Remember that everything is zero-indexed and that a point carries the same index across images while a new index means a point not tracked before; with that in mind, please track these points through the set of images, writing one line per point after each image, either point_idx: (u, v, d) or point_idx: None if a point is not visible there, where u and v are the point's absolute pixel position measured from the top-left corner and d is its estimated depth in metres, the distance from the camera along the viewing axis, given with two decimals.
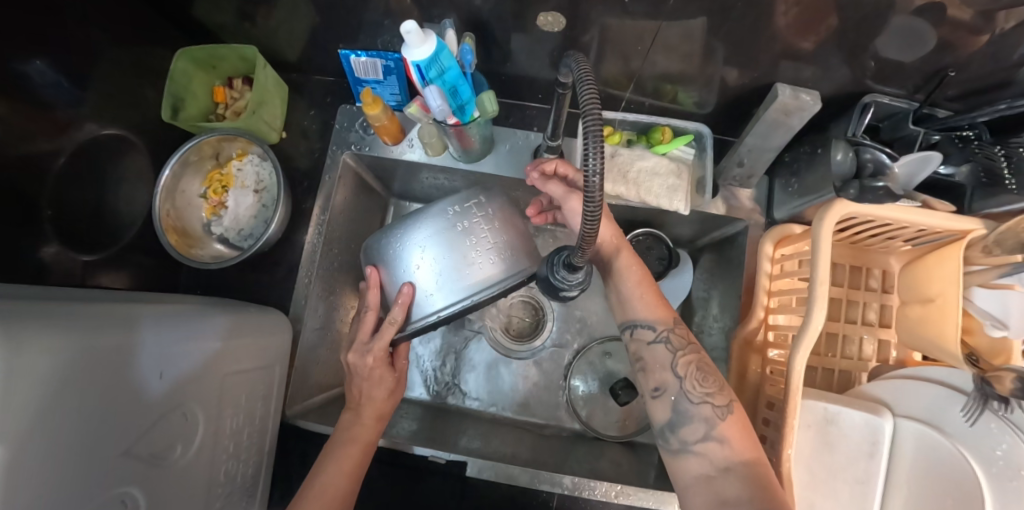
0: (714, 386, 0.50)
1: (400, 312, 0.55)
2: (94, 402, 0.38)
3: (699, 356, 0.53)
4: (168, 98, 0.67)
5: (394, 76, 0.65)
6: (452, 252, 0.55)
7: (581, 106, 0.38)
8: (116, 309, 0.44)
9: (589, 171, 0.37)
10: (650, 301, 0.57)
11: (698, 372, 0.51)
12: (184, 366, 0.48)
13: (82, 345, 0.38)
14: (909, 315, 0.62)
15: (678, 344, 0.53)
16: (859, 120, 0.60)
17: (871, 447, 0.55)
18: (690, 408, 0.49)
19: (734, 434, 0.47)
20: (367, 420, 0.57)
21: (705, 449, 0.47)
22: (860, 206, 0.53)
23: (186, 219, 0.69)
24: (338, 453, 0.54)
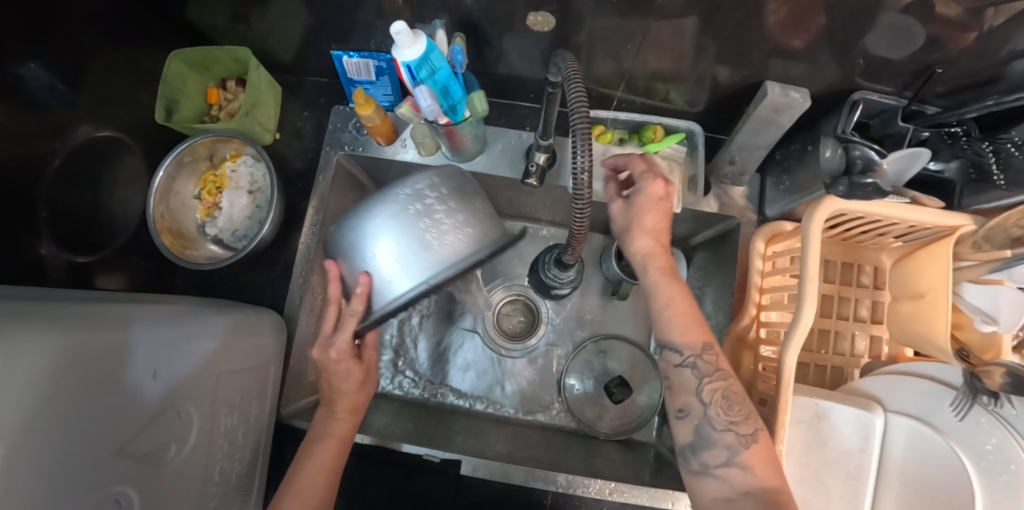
0: (739, 414, 0.47)
1: (360, 302, 0.52)
2: (86, 400, 0.39)
3: (727, 382, 0.48)
4: (162, 100, 0.67)
5: (387, 76, 0.65)
6: (409, 237, 0.51)
7: (569, 105, 0.39)
8: (109, 310, 0.44)
9: (577, 168, 0.39)
10: (683, 317, 0.51)
11: (723, 398, 0.48)
12: (179, 365, 0.49)
13: (74, 344, 0.38)
14: (900, 311, 0.62)
15: (706, 369, 0.49)
16: (848, 116, 0.61)
17: (862, 443, 0.55)
18: (713, 435, 0.47)
19: (757, 461, 0.45)
20: (340, 414, 0.57)
21: (726, 474, 0.45)
22: (849, 202, 0.53)
23: (180, 220, 0.69)
24: (314, 450, 0.54)
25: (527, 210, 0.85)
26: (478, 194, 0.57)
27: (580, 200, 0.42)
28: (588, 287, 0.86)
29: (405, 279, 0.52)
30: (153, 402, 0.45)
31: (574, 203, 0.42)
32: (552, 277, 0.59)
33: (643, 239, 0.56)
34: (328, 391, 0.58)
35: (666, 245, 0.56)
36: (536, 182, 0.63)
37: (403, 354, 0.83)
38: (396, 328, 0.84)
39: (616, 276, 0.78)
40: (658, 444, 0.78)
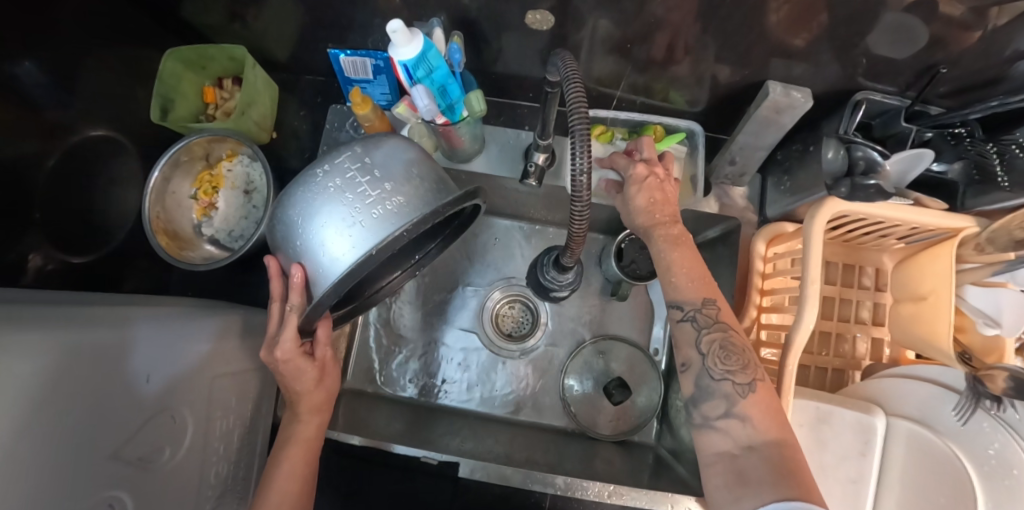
0: (738, 364, 0.43)
1: (298, 296, 0.43)
2: (82, 403, 0.38)
3: (727, 333, 0.45)
4: (156, 99, 0.66)
5: (384, 75, 0.64)
6: (336, 218, 0.41)
7: (568, 106, 0.38)
8: (103, 312, 0.44)
9: (576, 170, 0.38)
10: (686, 267, 0.48)
11: (720, 349, 0.44)
12: (175, 367, 0.48)
13: (67, 346, 0.37)
14: (902, 314, 0.61)
15: (706, 322, 0.45)
16: (851, 117, 0.60)
17: (863, 446, 0.55)
18: (712, 386, 0.43)
19: (758, 412, 0.40)
20: (303, 416, 0.51)
21: (727, 427, 0.41)
22: (851, 204, 0.52)
23: (176, 220, 0.69)
24: (282, 456, 0.50)
25: (525, 210, 0.84)
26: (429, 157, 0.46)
27: (578, 201, 0.41)
28: (587, 288, 0.86)
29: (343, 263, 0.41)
30: (149, 405, 0.45)
31: (573, 205, 0.41)
32: (550, 278, 0.58)
33: (649, 217, 0.52)
34: (288, 391, 0.51)
35: (676, 217, 0.52)
36: (535, 182, 0.64)
37: (401, 355, 0.83)
38: (394, 328, 0.83)
39: (615, 278, 0.77)
40: (657, 446, 0.79)
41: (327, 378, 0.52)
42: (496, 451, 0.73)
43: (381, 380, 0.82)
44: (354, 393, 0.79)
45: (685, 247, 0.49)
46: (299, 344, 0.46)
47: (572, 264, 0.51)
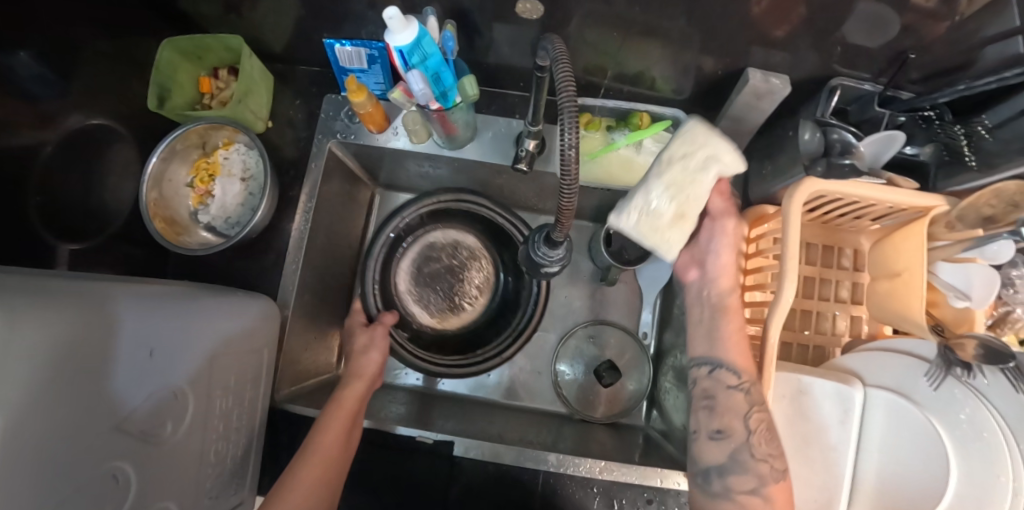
0: (775, 448, 0.53)
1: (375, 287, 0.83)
2: (73, 383, 0.38)
3: (770, 417, 0.53)
4: (154, 88, 0.68)
5: (378, 65, 0.66)
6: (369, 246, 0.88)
7: (557, 91, 0.39)
8: (81, 286, 0.42)
9: (564, 143, 0.39)
10: (739, 345, 0.57)
11: (767, 430, 0.53)
12: (166, 344, 0.48)
13: (57, 324, 0.37)
14: (878, 291, 0.64)
15: (757, 398, 0.54)
16: (827, 101, 0.63)
17: (843, 415, 0.56)
18: (749, 462, 0.52)
19: (779, 495, 0.51)
20: (356, 381, 0.66)
21: (746, 500, 0.51)
22: (828, 183, 0.54)
23: (173, 207, 0.70)
24: (328, 422, 0.58)
25: (519, 200, 0.86)
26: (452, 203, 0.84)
27: (567, 178, 0.41)
28: (577, 276, 0.88)
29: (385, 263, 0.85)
30: (144, 380, 0.45)
31: (561, 189, 0.42)
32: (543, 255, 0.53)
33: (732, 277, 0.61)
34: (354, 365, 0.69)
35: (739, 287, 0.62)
36: (526, 167, 0.66)
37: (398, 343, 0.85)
38: None
39: (606, 263, 0.80)
40: (647, 428, 0.82)
41: (371, 349, 0.72)
42: (492, 432, 0.73)
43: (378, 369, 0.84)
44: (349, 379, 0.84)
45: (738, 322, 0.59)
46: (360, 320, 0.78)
47: (562, 239, 0.51)
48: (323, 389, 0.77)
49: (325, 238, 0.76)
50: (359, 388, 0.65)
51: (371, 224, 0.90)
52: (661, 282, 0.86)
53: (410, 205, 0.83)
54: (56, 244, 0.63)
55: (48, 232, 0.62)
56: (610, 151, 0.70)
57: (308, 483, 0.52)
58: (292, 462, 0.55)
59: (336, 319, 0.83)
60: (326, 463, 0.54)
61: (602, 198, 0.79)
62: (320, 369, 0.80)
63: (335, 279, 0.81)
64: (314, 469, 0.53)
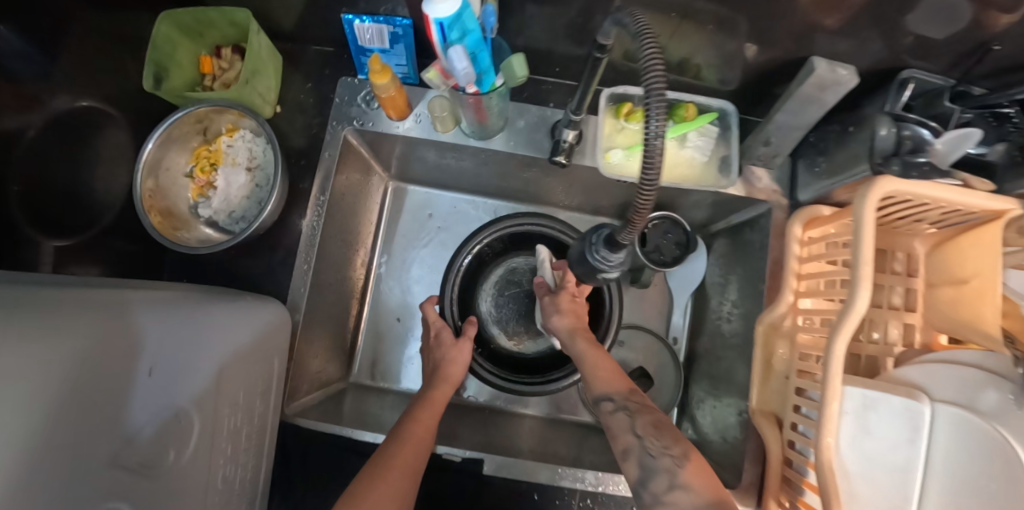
0: (670, 439, 0.52)
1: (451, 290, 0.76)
2: (78, 404, 0.33)
3: (653, 416, 0.55)
4: (150, 66, 0.61)
5: (402, 44, 0.60)
6: (426, 253, 0.83)
7: (642, 77, 0.32)
8: (97, 293, 0.39)
9: (649, 133, 0.32)
10: (603, 369, 0.61)
11: (653, 428, 0.53)
12: (174, 361, 0.42)
13: (63, 339, 0.33)
14: (940, 298, 0.61)
15: (635, 408, 0.56)
16: (897, 95, 0.55)
17: (911, 432, 0.52)
18: (652, 463, 0.50)
19: (696, 480, 0.48)
20: (443, 380, 0.68)
21: (674, 499, 0.48)
22: (904, 183, 0.49)
23: (171, 198, 0.64)
24: (420, 410, 0.62)
25: (544, 195, 0.80)
26: (534, 217, 0.77)
27: (649, 174, 0.34)
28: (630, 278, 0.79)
29: (461, 282, 0.78)
30: (148, 400, 0.39)
31: (639, 190, 0.35)
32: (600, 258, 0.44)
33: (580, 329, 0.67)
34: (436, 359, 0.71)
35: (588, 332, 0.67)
36: (565, 160, 0.61)
37: (414, 347, 0.80)
38: (405, 322, 0.81)
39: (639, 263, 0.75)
40: None
41: (461, 357, 0.70)
42: (520, 448, 0.68)
43: (394, 375, 0.79)
44: (362, 387, 0.78)
45: (599, 353, 0.63)
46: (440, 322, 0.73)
47: (629, 242, 0.41)
48: (335, 399, 0.71)
49: (337, 234, 0.70)
50: (449, 390, 0.67)
51: (382, 219, 0.84)
52: (691, 286, 0.83)
53: (486, 229, 0.76)
54: (41, 241, 0.57)
55: (34, 229, 0.57)
56: None
57: (404, 459, 0.54)
58: (386, 442, 0.56)
59: (347, 323, 0.77)
60: (419, 445, 0.56)
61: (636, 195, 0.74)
62: (333, 377, 0.74)
63: (346, 279, 0.75)
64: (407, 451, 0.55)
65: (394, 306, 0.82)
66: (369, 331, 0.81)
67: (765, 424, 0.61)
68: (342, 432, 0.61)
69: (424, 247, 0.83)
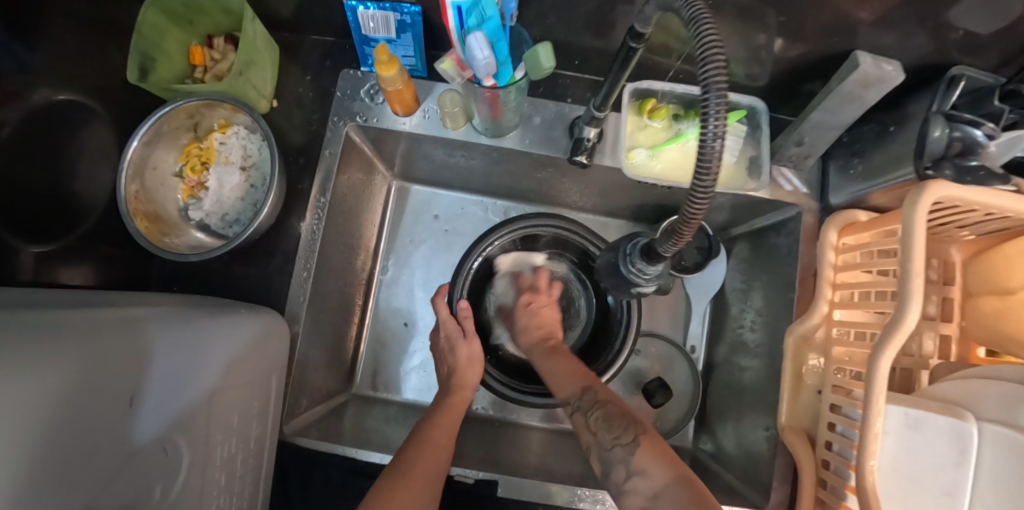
0: (620, 428, 0.51)
1: (461, 287, 0.71)
2: (77, 428, 0.31)
3: (606, 407, 0.54)
4: (135, 56, 0.56)
5: (410, 33, 0.55)
6: (423, 255, 0.78)
7: (699, 66, 0.28)
8: (110, 313, 0.38)
9: (706, 134, 0.29)
10: (556, 369, 0.61)
11: (603, 422, 0.52)
12: (174, 385, 0.40)
13: (71, 359, 0.32)
14: (982, 308, 0.57)
15: (588, 403, 0.55)
16: (946, 94, 0.50)
17: (959, 455, 0.48)
18: (610, 456, 0.49)
19: (650, 462, 0.47)
20: (457, 387, 0.64)
21: (634, 486, 0.46)
22: (960, 191, 0.45)
23: (158, 201, 0.59)
24: (435, 417, 0.58)
25: (557, 195, 0.75)
26: (549, 218, 0.71)
27: (703, 178, 0.30)
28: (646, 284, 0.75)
29: (473, 277, 0.73)
30: (144, 427, 0.37)
31: (690, 197, 0.31)
32: (635, 270, 0.46)
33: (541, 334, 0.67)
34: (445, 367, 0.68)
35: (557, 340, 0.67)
36: (586, 160, 0.57)
37: (418, 355, 0.76)
38: (409, 329, 0.77)
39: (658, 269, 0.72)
40: (695, 450, 0.77)
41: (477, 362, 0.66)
42: (534, 466, 0.64)
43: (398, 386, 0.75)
44: (365, 399, 0.74)
45: (560, 356, 0.63)
46: (454, 321, 0.68)
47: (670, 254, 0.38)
48: (337, 412, 0.67)
49: (338, 238, 0.66)
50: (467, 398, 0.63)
51: (386, 221, 0.79)
52: (710, 291, 0.80)
53: (500, 229, 0.71)
54: (21, 247, 0.57)
55: (10, 235, 0.57)
56: (674, 145, 0.59)
57: (426, 470, 0.50)
58: (405, 446, 0.54)
59: (348, 331, 0.73)
60: (438, 456, 0.52)
61: (655, 197, 0.70)
62: (334, 389, 0.70)
63: (348, 285, 0.71)
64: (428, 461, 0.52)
65: (399, 313, 0.77)
66: (372, 339, 0.76)
67: (796, 441, 0.57)
68: (345, 452, 0.56)
69: (428, 249, 0.78)
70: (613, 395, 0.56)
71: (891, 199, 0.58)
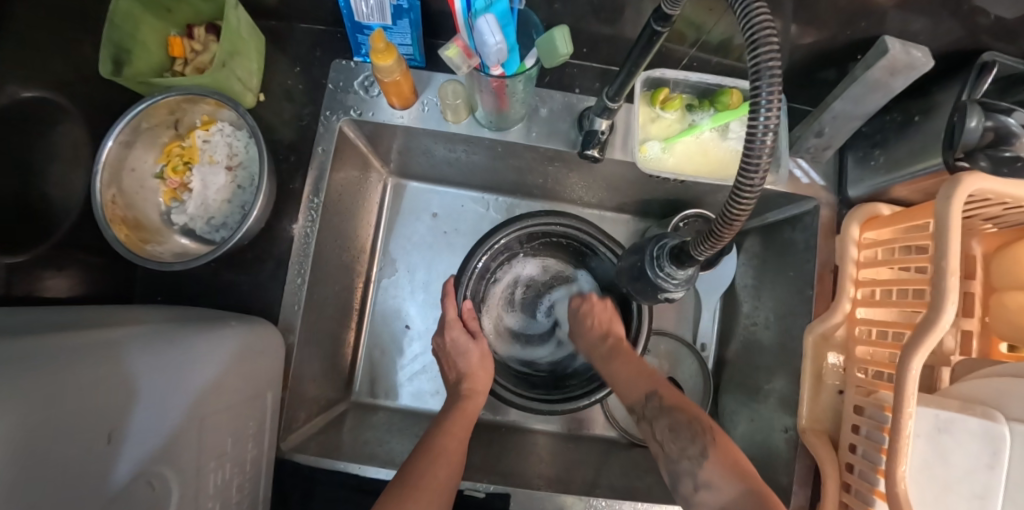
0: (687, 436, 0.48)
1: (465, 288, 0.67)
2: (52, 466, 0.28)
3: (672, 415, 0.51)
4: (108, 48, 0.52)
5: (406, 19, 0.51)
6: (417, 260, 0.74)
7: (748, 51, 0.26)
8: (84, 337, 0.35)
9: (754, 128, 0.26)
10: (624, 372, 0.58)
11: (669, 431, 0.50)
12: (157, 412, 0.37)
13: (43, 391, 0.29)
14: (1005, 304, 0.53)
15: (654, 410, 0.53)
16: (977, 82, 0.47)
17: (991, 458, 0.45)
18: (682, 469, 0.47)
19: (720, 474, 0.44)
20: (466, 392, 0.61)
21: (703, 498, 0.44)
22: (991, 182, 0.43)
23: (138, 206, 0.55)
24: (447, 424, 0.56)
25: (561, 191, 0.72)
26: (555, 214, 0.67)
27: (749, 175, 0.28)
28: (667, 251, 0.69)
29: (478, 277, 0.69)
30: (124, 459, 0.34)
31: (735, 195, 0.29)
32: (664, 274, 0.45)
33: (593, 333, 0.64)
34: (448, 372, 0.65)
35: (617, 333, 0.63)
36: (598, 154, 0.54)
37: (419, 360, 0.73)
38: (408, 332, 0.73)
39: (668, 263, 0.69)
40: None
41: (488, 360, 0.64)
42: (546, 474, 0.61)
43: (400, 393, 0.72)
44: (364, 406, 0.71)
45: (623, 353, 0.60)
46: (460, 322, 0.65)
47: (707, 255, 0.36)
48: (337, 423, 0.64)
49: (334, 241, 0.62)
50: (480, 401, 0.61)
51: (382, 220, 0.75)
52: (722, 286, 0.77)
53: (506, 227, 0.66)
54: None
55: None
56: (688, 136, 0.57)
57: (437, 485, 0.47)
58: (413, 456, 0.51)
59: (346, 337, 0.69)
60: (449, 465, 0.50)
61: (665, 192, 0.67)
62: (333, 397, 0.67)
63: (346, 289, 0.67)
64: (444, 469, 0.49)
65: (399, 316, 0.74)
66: (370, 343, 0.73)
67: (818, 446, 0.54)
68: (347, 468, 0.54)
69: (428, 249, 0.75)
70: (681, 400, 0.53)
71: (914, 191, 0.55)
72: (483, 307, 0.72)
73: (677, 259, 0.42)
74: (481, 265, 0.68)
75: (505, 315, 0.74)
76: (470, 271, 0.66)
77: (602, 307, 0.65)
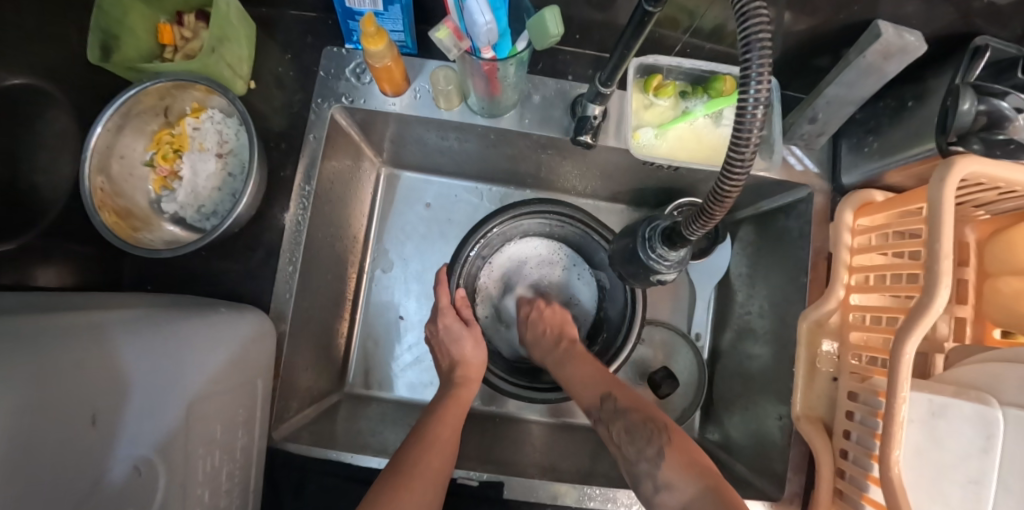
0: (643, 439, 0.49)
1: (457, 277, 0.67)
2: (30, 449, 0.28)
3: (629, 418, 0.51)
4: (97, 34, 0.51)
5: (398, 5, 0.50)
6: (410, 248, 0.74)
7: (738, 25, 0.25)
8: (65, 319, 0.35)
9: (746, 105, 0.26)
10: (582, 377, 0.58)
11: (627, 432, 0.50)
12: (147, 396, 0.37)
13: (26, 372, 0.29)
14: (1000, 290, 0.53)
15: (609, 414, 0.53)
16: (969, 67, 0.47)
17: (984, 441, 0.45)
18: (638, 469, 0.47)
19: (677, 474, 0.45)
20: (459, 381, 0.60)
21: (664, 499, 0.44)
22: (983, 164, 0.43)
23: (127, 195, 0.55)
24: (441, 412, 0.55)
25: (555, 180, 0.72)
26: (549, 202, 0.67)
27: (740, 150, 0.28)
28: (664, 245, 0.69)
29: (472, 266, 0.69)
30: (107, 444, 0.34)
31: (726, 173, 0.29)
32: (655, 256, 0.45)
33: (540, 340, 0.65)
34: (441, 363, 0.64)
35: (569, 338, 0.64)
36: (591, 140, 0.53)
37: (412, 350, 0.72)
38: (402, 323, 0.73)
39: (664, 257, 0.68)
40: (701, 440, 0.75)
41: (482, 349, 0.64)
42: (539, 463, 0.61)
43: (395, 384, 0.71)
44: (358, 397, 0.70)
45: (575, 357, 0.61)
46: (454, 311, 0.65)
47: (699, 235, 0.37)
48: (330, 413, 0.64)
49: (326, 230, 0.62)
50: (473, 389, 0.60)
51: (375, 209, 0.75)
52: (717, 276, 0.77)
53: (500, 215, 0.66)
54: None
55: None
56: (682, 123, 0.57)
57: (429, 473, 0.47)
58: (406, 445, 0.50)
59: (339, 327, 0.68)
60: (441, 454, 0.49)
61: (659, 180, 0.67)
62: (326, 389, 0.66)
63: (338, 278, 0.67)
64: (435, 458, 0.49)
65: (392, 307, 0.73)
66: (363, 335, 0.72)
67: (812, 432, 0.54)
68: (340, 457, 0.54)
69: (421, 239, 0.74)
70: (637, 399, 0.54)
71: (907, 177, 0.56)
72: (478, 300, 0.72)
73: (668, 240, 0.42)
74: (474, 255, 0.68)
75: (499, 305, 0.73)
76: (462, 261, 0.67)
77: (553, 313, 0.66)
